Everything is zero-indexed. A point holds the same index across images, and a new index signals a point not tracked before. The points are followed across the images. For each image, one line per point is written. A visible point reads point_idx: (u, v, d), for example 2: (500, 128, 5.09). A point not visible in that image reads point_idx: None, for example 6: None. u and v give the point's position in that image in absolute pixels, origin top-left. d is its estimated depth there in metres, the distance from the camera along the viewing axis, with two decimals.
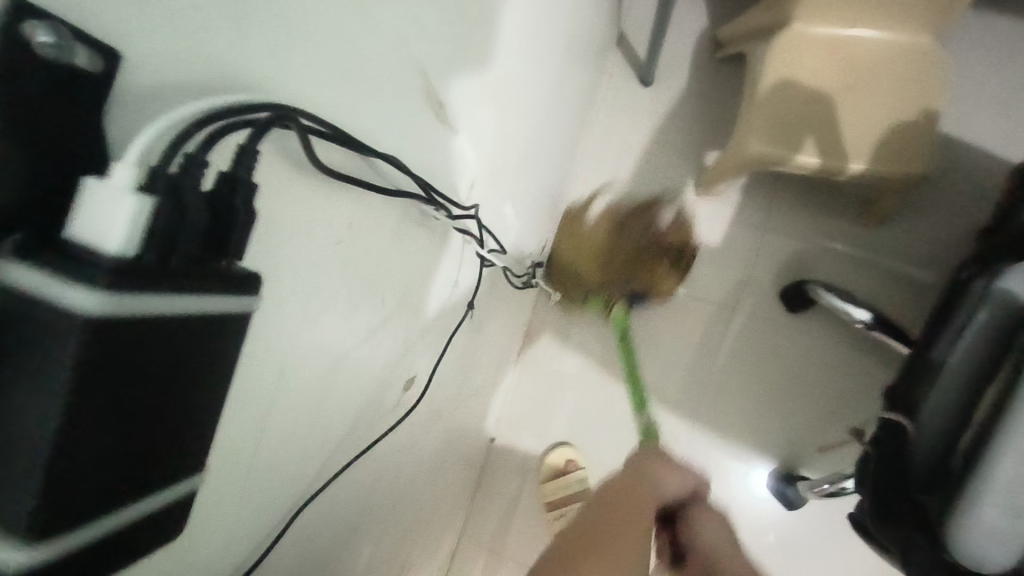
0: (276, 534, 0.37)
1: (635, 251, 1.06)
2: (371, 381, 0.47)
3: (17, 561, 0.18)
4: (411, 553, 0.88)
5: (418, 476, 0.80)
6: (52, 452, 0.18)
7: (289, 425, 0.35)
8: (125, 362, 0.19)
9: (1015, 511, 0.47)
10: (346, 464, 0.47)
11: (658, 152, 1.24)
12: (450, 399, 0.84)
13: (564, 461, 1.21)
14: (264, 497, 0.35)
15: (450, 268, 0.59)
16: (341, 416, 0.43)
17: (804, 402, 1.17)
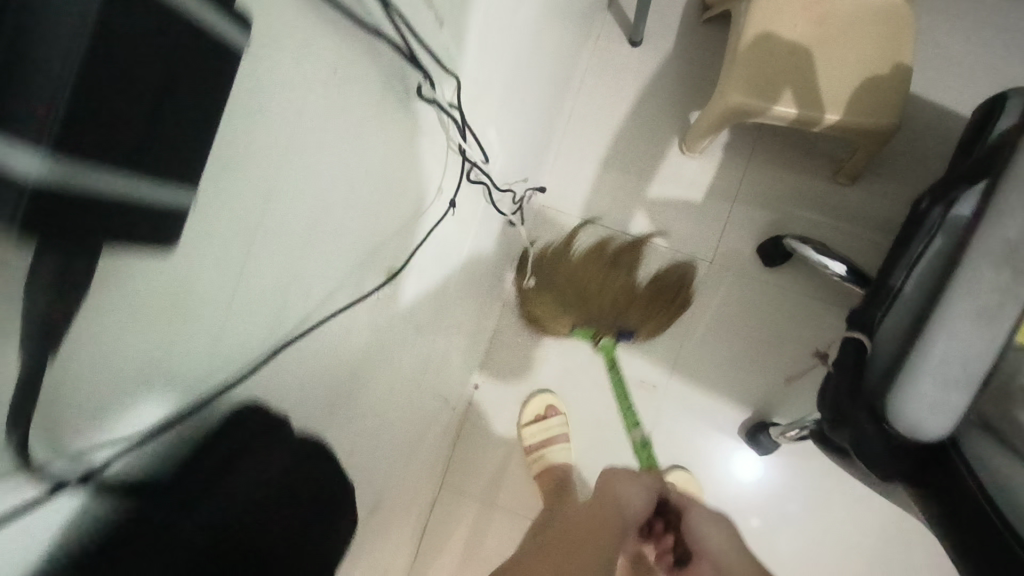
0: (247, 355, 0.40)
1: (628, 289, 1.22)
2: (352, 247, 0.50)
3: (29, 169, 0.19)
4: (391, 480, 0.90)
5: (402, 393, 0.83)
6: (77, 80, 0.19)
7: (260, 240, 0.38)
8: (138, 28, 0.20)
9: (947, 380, 0.49)
10: (334, 310, 0.51)
11: (644, 110, 1.28)
12: (433, 322, 0.86)
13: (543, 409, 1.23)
14: (250, 305, 0.39)
15: (434, 162, 0.62)
16: (324, 262, 0.47)
17: (778, 353, 1.21)
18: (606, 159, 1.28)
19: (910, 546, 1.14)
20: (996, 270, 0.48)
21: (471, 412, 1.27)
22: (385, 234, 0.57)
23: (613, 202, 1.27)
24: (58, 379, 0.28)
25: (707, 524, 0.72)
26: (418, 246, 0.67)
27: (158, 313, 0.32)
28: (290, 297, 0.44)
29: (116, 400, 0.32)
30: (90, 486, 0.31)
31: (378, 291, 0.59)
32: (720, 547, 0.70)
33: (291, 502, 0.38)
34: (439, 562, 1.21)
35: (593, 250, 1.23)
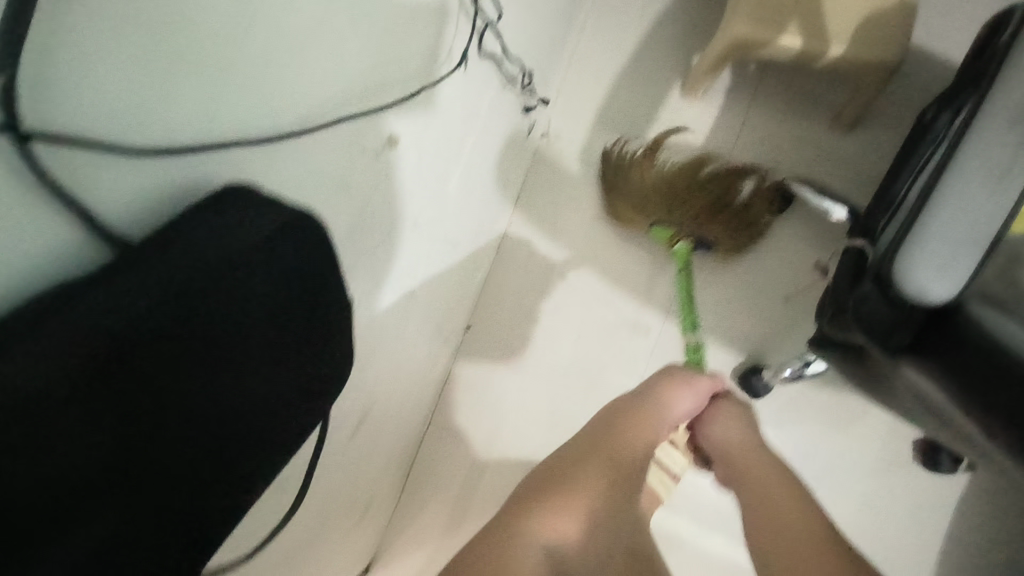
0: (223, 147, 0.41)
1: (715, 203, 1.14)
2: (334, 75, 0.50)
3: None
4: (382, 396, 0.89)
5: (403, 299, 0.82)
6: None
7: (230, 22, 0.39)
8: None
9: (958, 240, 0.49)
10: (315, 140, 0.50)
11: (647, 53, 1.28)
12: (433, 230, 0.85)
13: None
14: (219, 85, 0.40)
15: (425, 23, 0.62)
16: (300, 79, 0.46)
17: (772, 300, 1.20)
18: (607, 100, 1.28)
19: (894, 493, 1.15)
20: (1007, 130, 0.50)
21: (464, 349, 1.26)
22: (371, 85, 0.56)
23: (612, 145, 1.27)
24: (44, 49, 0.29)
25: (722, 421, 0.86)
26: (418, 101, 0.66)
27: (128, 23, 0.33)
28: (267, 100, 0.44)
29: (81, 115, 0.32)
30: (77, 230, 0.33)
31: (371, 144, 0.59)
32: (723, 437, 0.84)
33: (310, 277, 0.40)
34: (429, 498, 1.23)
35: (679, 172, 1.16)
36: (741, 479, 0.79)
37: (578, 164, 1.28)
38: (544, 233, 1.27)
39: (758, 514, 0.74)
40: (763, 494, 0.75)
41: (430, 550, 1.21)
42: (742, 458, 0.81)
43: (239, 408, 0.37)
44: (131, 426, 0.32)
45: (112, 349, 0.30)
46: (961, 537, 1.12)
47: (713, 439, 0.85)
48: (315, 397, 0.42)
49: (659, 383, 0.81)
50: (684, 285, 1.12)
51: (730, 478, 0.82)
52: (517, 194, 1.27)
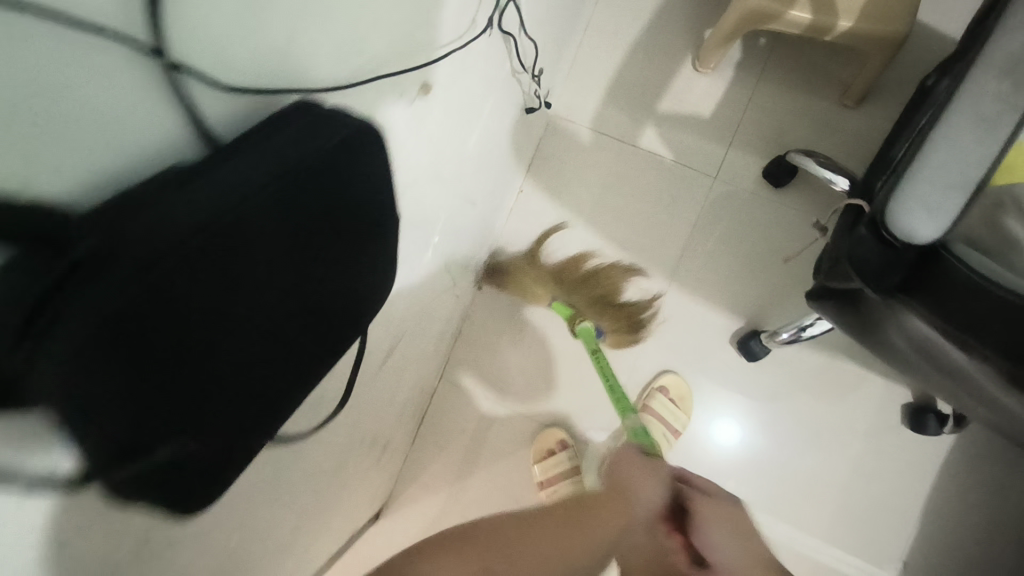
0: (308, 88, 0.47)
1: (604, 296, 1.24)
2: (389, 26, 0.56)
3: None
4: (402, 340, 0.95)
5: (426, 247, 0.87)
6: None
7: None
8: None
9: (948, 184, 0.54)
10: (372, 84, 0.56)
11: (659, 26, 1.31)
12: (456, 184, 0.90)
13: (553, 443, 1.25)
14: (309, 37, 0.46)
15: None
16: (360, 26, 0.52)
17: (773, 268, 1.25)
18: (619, 71, 1.32)
19: (884, 455, 1.21)
20: (999, 80, 0.54)
21: (475, 309, 1.32)
22: (414, 33, 0.60)
23: (623, 115, 1.31)
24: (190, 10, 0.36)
25: (713, 523, 0.64)
26: (450, 52, 0.70)
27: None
28: (338, 47, 0.50)
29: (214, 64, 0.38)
30: (208, 152, 0.40)
31: (411, 90, 0.63)
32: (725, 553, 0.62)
33: (365, 185, 0.44)
34: (440, 448, 1.30)
35: (571, 263, 1.26)
36: None
37: (589, 133, 1.32)
38: (555, 199, 1.31)
39: None
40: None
41: (440, 496, 1.28)
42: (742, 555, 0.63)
43: (287, 316, 0.40)
44: (191, 336, 0.34)
45: (172, 267, 0.32)
46: (945, 496, 1.19)
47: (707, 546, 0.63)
48: (363, 295, 0.48)
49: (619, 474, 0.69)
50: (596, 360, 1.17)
51: None
52: (530, 161, 1.32)
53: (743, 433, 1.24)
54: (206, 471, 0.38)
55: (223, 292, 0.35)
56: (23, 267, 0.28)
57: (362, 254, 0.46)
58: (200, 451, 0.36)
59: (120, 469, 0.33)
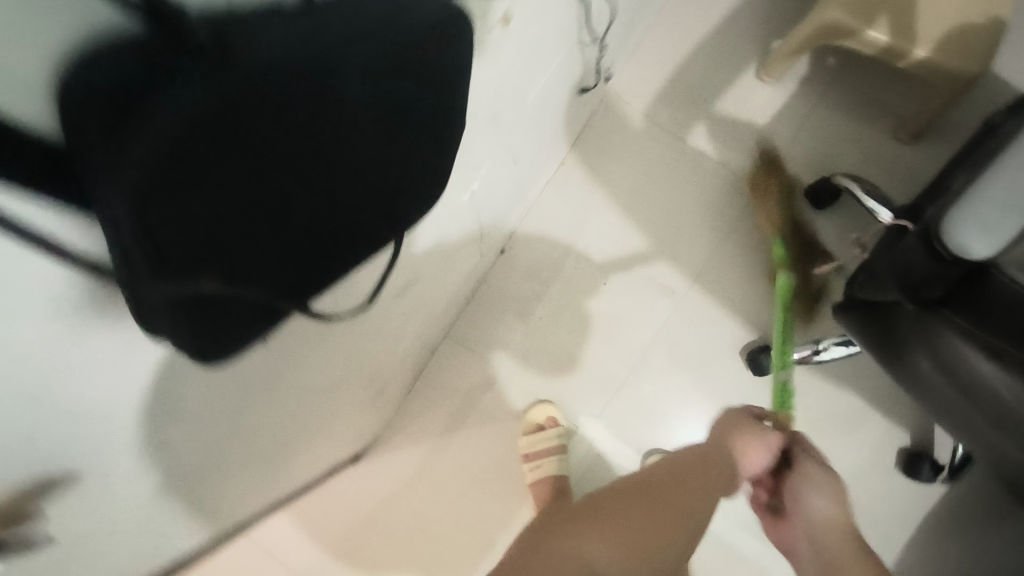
0: None
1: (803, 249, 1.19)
2: None
3: None
4: (418, 281, 0.95)
5: (463, 191, 0.86)
6: None
7: None
8: None
9: (1006, 207, 0.53)
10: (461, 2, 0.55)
11: (731, 28, 1.30)
12: (505, 136, 0.90)
13: (543, 419, 1.25)
14: None
15: None
16: None
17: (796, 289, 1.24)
18: (681, 65, 1.30)
19: (870, 495, 1.20)
20: None
21: (493, 273, 1.31)
22: None
23: (678, 110, 1.30)
24: None
25: (815, 491, 0.79)
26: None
27: None
28: None
29: None
30: None
31: (490, 20, 0.63)
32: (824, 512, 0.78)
33: (444, 80, 0.44)
34: (432, 403, 1.30)
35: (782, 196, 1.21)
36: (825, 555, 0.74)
37: (640, 121, 1.31)
38: (594, 180, 1.31)
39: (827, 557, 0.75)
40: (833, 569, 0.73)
41: (423, 450, 1.28)
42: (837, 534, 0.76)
43: (340, 186, 0.40)
44: (247, 178, 0.34)
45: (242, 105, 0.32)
46: (923, 546, 1.17)
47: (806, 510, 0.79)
48: (421, 196, 0.48)
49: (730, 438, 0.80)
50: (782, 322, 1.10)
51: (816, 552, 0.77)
52: (576, 138, 1.31)
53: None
54: (243, 318, 0.38)
55: (290, 138, 0.35)
56: (105, 64, 0.29)
57: (424, 152, 0.47)
58: (241, 297, 0.37)
59: (173, 292, 0.33)
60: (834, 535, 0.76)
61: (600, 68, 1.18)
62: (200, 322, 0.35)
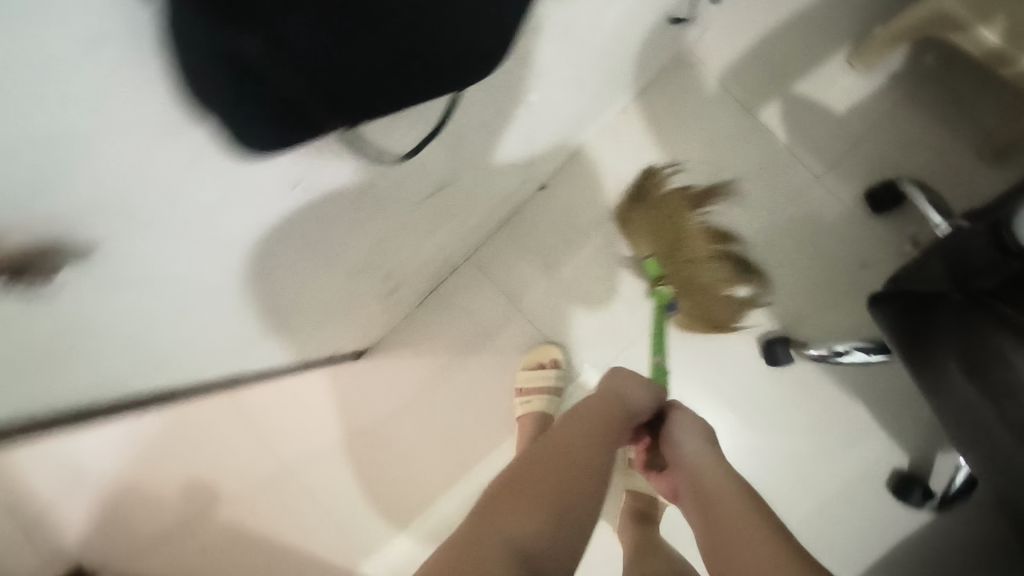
0: None
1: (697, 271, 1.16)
2: None
3: None
4: (456, 184, 0.94)
5: (522, 100, 0.84)
6: None
7: None
8: None
9: None
10: None
11: (834, 5, 1.23)
12: (576, 54, 0.87)
13: (545, 359, 1.25)
14: None
15: None
16: None
17: (831, 287, 1.20)
18: (771, 34, 1.24)
19: (854, 507, 1.18)
20: None
21: (529, 207, 1.30)
22: None
23: (756, 79, 1.24)
24: None
25: (686, 434, 0.83)
26: None
27: None
28: None
29: None
30: None
31: None
32: (692, 451, 0.81)
33: None
34: (444, 316, 1.34)
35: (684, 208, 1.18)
36: (703, 501, 0.75)
37: (715, 83, 1.25)
38: (652, 134, 1.27)
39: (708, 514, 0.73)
40: (725, 537, 0.70)
41: (424, 366, 1.35)
42: (709, 480, 0.76)
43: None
44: None
45: None
46: (892, 568, 1.16)
47: (678, 455, 0.82)
48: (491, 54, 0.46)
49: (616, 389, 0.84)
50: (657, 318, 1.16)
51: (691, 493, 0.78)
52: (644, 87, 1.27)
53: (723, 429, 1.22)
54: (284, 106, 0.38)
55: None
56: None
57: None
58: (281, 79, 0.36)
59: (220, 40, 0.33)
60: (705, 465, 0.78)
61: (687, 15, 1.13)
62: (235, 83, 0.36)
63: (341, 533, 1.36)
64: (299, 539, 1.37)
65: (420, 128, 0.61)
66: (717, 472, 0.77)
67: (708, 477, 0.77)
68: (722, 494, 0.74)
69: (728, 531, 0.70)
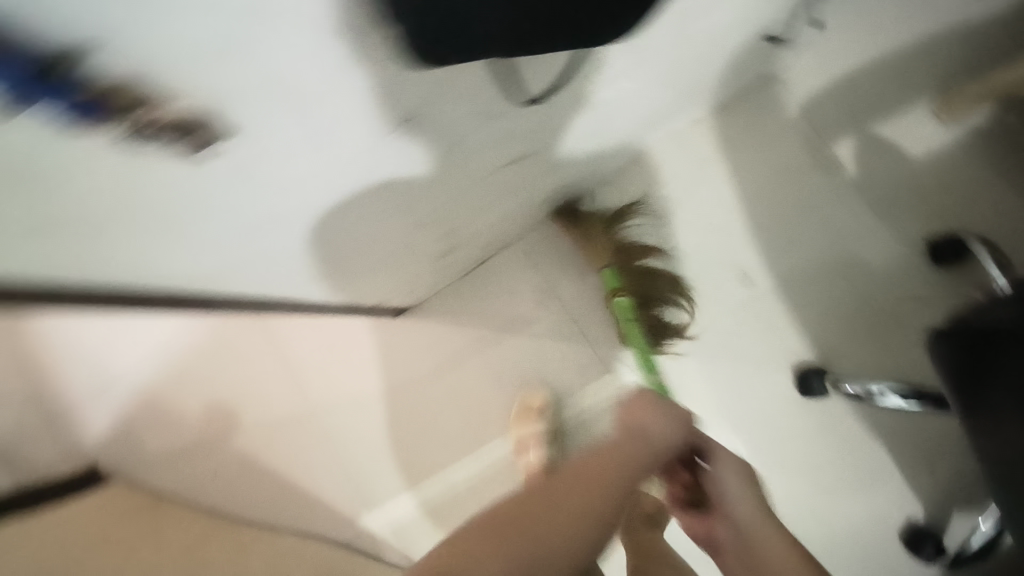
0: None
1: (632, 275, 1.21)
2: None
3: None
4: (531, 158, 0.96)
5: (615, 83, 0.86)
6: None
7: None
8: None
9: None
10: None
11: (927, 52, 1.23)
12: (675, 50, 0.88)
13: (529, 406, 1.33)
14: None
15: None
16: None
17: (875, 330, 1.19)
18: (860, 69, 1.24)
19: (862, 551, 1.17)
20: None
21: (588, 200, 1.33)
22: None
23: (836, 111, 1.24)
24: None
25: (732, 477, 0.67)
26: None
27: None
28: None
29: None
30: None
31: None
32: (736, 497, 0.67)
33: None
34: (486, 292, 1.39)
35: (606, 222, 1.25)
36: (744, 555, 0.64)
37: (794, 108, 1.26)
38: (722, 148, 1.28)
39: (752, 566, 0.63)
40: None
41: (459, 337, 1.40)
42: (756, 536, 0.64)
43: None
44: None
45: None
46: None
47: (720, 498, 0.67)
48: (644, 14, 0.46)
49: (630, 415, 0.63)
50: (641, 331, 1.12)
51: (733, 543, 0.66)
52: (723, 101, 1.28)
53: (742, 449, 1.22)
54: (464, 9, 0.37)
55: None
56: None
57: None
58: None
59: None
60: (751, 513, 0.65)
61: (779, 36, 1.14)
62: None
63: (349, 481, 1.40)
64: (307, 479, 1.41)
65: (531, 71, 0.63)
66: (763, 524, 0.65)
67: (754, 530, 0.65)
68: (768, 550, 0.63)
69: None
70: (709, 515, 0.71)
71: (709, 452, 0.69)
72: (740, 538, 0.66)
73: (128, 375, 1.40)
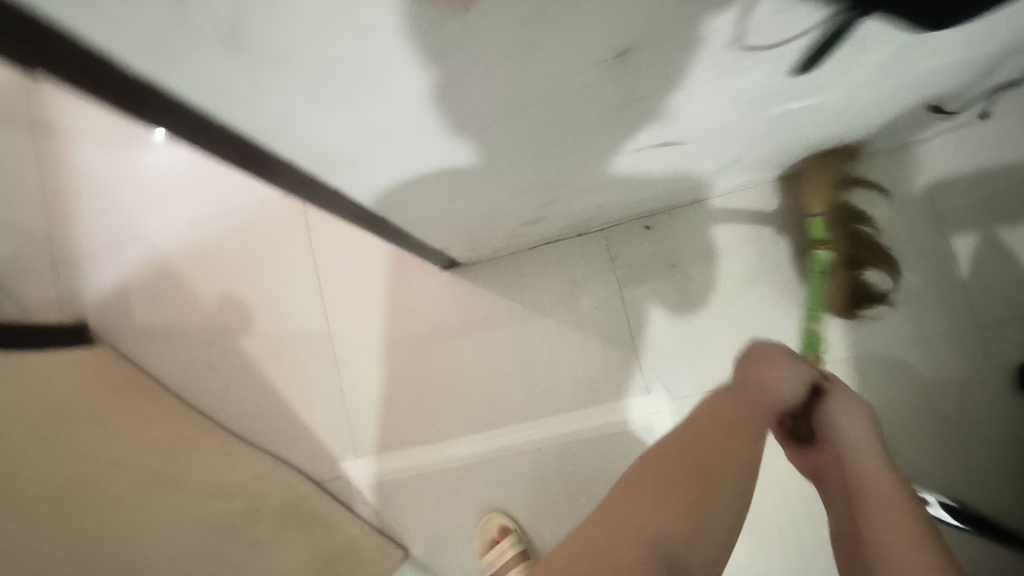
0: None
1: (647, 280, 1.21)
2: None
3: None
4: (666, 148, 0.88)
5: (792, 96, 0.78)
6: None
7: None
8: None
9: None
10: None
11: None
12: (860, 87, 0.80)
13: (495, 530, 1.24)
14: None
15: None
16: None
17: (932, 436, 1.13)
18: (1009, 167, 1.14)
19: None
20: None
21: (681, 212, 1.25)
22: None
23: (967, 203, 1.16)
24: None
25: (847, 416, 0.74)
26: None
27: None
28: None
29: None
30: None
31: None
32: (855, 438, 0.73)
33: None
34: (545, 271, 1.30)
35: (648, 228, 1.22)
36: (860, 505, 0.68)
37: (924, 185, 1.18)
38: None
39: (868, 523, 0.66)
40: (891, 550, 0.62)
41: (501, 310, 1.30)
42: (867, 478, 0.69)
43: None
44: None
45: None
46: None
47: (834, 431, 0.74)
48: None
49: (750, 371, 0.73)
50: (818, 289, 1.08)
51: (846, 488, 0.72)
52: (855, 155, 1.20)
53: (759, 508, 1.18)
54: None
55: None
56: None
57: None
58: None
59: None
60: (870, 468, 0.70)
61: (945, 110, 1.05)
62: None
63: (342, 419, 1.34)
64: (307, 403, 1.36)
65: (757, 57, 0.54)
66: (877, 470, 0.70)
67: (867, 483, 0.69)
68: (885, 504, 0.66)
69: (893, 559, 0.61)
70: (821, 456, 0.78)
71: (830, 399, 0.76)
72: (845, 472, 0.72)
73: (147, 242, 1.43)
